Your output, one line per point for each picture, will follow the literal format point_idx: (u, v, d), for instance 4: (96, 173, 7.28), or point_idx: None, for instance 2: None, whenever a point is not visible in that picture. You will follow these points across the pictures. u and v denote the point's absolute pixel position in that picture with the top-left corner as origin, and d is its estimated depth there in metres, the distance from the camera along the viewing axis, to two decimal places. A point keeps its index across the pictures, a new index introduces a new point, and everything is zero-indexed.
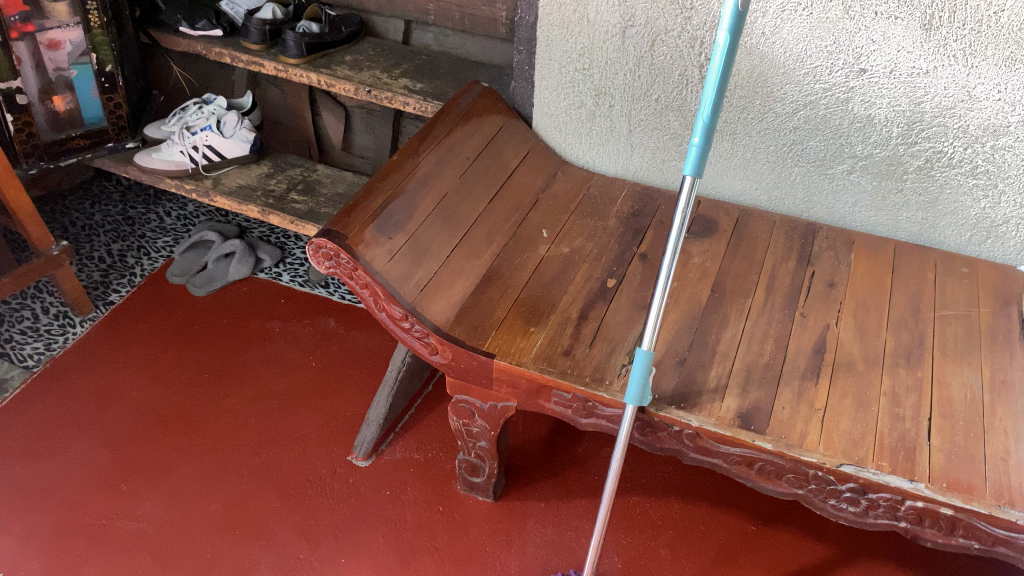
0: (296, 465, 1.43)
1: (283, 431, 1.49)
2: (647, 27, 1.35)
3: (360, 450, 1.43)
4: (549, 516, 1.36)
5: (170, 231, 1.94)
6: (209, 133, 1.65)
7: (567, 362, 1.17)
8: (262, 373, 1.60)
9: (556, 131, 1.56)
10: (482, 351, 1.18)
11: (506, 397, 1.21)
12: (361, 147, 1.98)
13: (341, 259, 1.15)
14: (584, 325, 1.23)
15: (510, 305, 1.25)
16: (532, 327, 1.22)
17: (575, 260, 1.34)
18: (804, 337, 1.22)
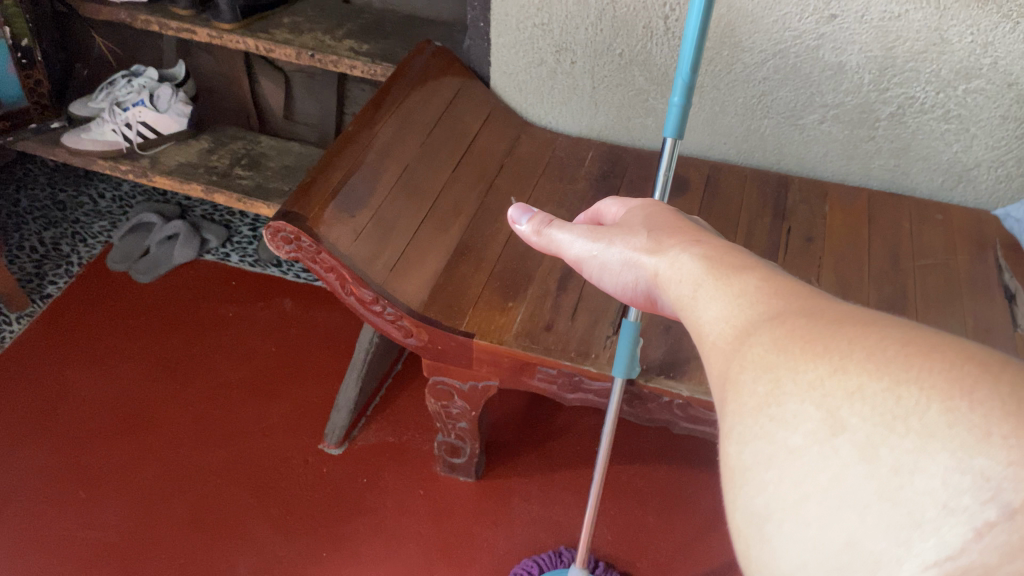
0: (266, 457, 1.36)
1: (249, 422, 1.41)
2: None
3: (331, 437, 1.37)
4: (535, 491, 1.32)
5: (106, 214, 1.82)
6: (142, 108, 1.53)
7: (549, 336, 1.12)
8: (220, 362, 1.51)
9: (515, 91, 1.49)
10: (459, 330, 1.12)
11: (487, 377, 1.16)
12: (304, 114, 1.87)
13: (302, 243, 1.09)
14: (563, 296, 1.18)
15: (484, 280, 1.19)
16: (510, 302, 1.17)
17: None
18: None
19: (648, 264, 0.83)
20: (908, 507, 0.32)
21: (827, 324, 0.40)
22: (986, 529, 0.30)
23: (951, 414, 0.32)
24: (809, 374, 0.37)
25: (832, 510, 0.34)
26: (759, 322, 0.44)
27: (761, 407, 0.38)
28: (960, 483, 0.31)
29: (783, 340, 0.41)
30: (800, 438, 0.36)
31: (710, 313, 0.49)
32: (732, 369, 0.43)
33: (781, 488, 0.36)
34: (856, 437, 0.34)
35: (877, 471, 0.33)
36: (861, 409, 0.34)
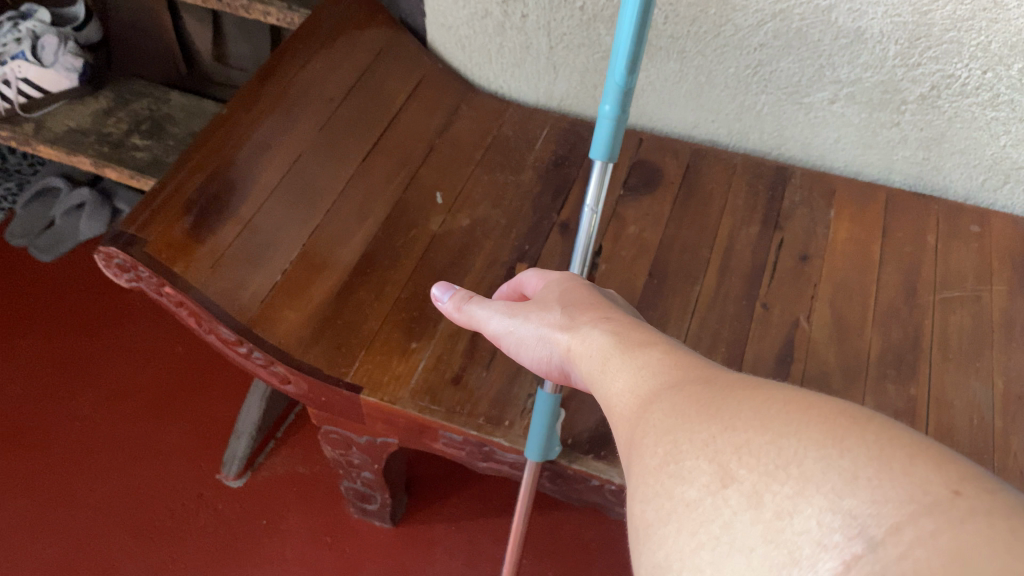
0: (154, 489, 1.17)
1: (140, 442, 1.22)
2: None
3: (229, 467, 1.17)
4: (461, 543, 1.12)
5: (14, 175, 1.59)
6: (23, 63, 1.27)
7: (455, 392, 0.89)
8: (116, 364, 1.31)
9: (458, 49, 1.21)
10: (345, 382, 0.89)
11: (384, 434, 0.94)
12: (237, 58, 1.60)
13: (142, 274, 0.87)
14: (482, 335, 0.94)
15: (386, 310, 0.96)
16: (413, 343, 0.93)
17: (477, 237, 1.04)
18: (766, 340, 0.94)
19: (566, 342, 0.61)
20: (785, 547, 0.30)
21: (709, 393, 0.40)
22: (855, 562, 0.28)
23: (825, 461, 0.31)
24: (704, 431, 0.37)
25: (716, 558, 0.32)
26: (660, 390, 0.44)
27: (662, 466, 0.37)
28: (835, 523, 0.29)
29: (674, 411, 0.40)
30: (694, 492, 0.34)
31: (618, 382, 0.49)
32: (637, 441, 0.41)
33: (682, 546, 0.33)
34: (741, 487, 0.33)
35: (756, 516, 0.31)
36: (746, 461, 0.34)
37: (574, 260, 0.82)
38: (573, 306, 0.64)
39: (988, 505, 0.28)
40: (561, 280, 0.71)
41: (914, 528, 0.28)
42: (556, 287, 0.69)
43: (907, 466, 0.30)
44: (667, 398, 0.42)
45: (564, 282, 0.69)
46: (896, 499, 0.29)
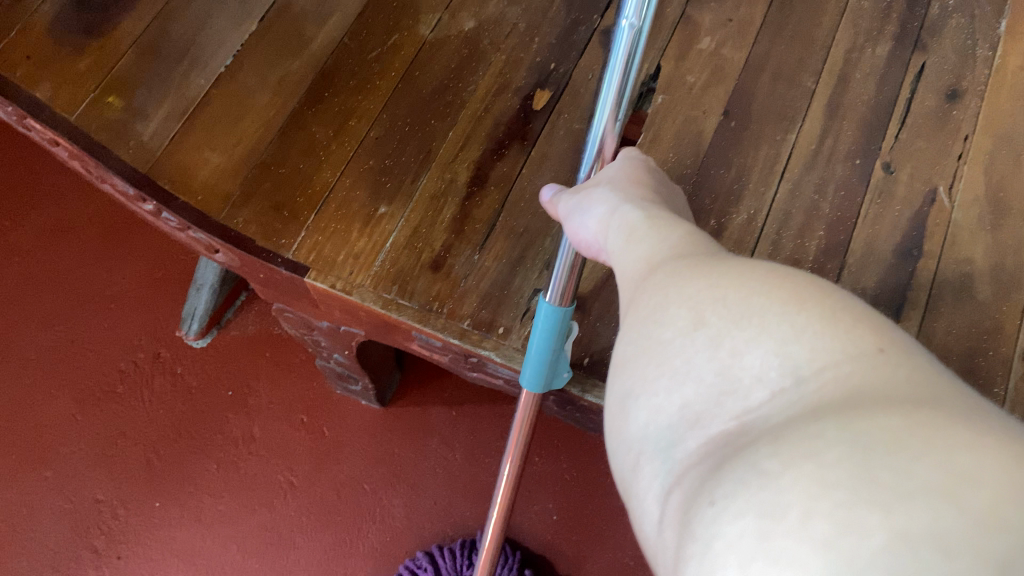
0: (103, 345, 0.97)
1: (88, 284, 1.01)
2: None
3: (189, 326, 0.96)
4: (462, 432, 0.93)
5: None
6: None
7: (433, 282, 0.64)
8: (56, 180, 1.06)
9: None
10: (285, 259, 0.64)
11: (346, 322, 0.70)
12: None
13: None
14: (478, 200, 0.67)
15: (348, 154, 0.69)
16: (382, 206, 0.67)
17: (483, 47, 0.74)
18: (885, 224, 0.65)
19: (606, 220, 0.41)
20: (726, 379, 0.26)
21: (716, 260, 0.31)
22: (778, 394, 0.24)
23: (784, 316, 0.26)
24: (696, 285, 0.29)
25: (671, 384, 0.27)
26: (666, 252, 0.34)
27: (646, 314, 0.30)
28: (775, 362, 0.25)
29: (673, 275, 0.31)
30: (668, 335, 0.29)
31: (632, 254, 0.36)
32: (628, 308, 0.32)
33: (641, 376, 0.29)
34: (708, 332, 0.27)
35: (715, 355, 0.27)
36: (719, 308, 0.28)
37: (600, 101, 0.51)
38: (636, 189, 0.43)
39: (910, 369, 0.24)
40: (648, 165, 0.49)
41: (836, 370, 0.24)
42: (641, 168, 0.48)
43: (848, 326, 0.25)
44: (672, 270, 0.31)
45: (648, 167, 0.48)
46: (829, 347, 0.25)
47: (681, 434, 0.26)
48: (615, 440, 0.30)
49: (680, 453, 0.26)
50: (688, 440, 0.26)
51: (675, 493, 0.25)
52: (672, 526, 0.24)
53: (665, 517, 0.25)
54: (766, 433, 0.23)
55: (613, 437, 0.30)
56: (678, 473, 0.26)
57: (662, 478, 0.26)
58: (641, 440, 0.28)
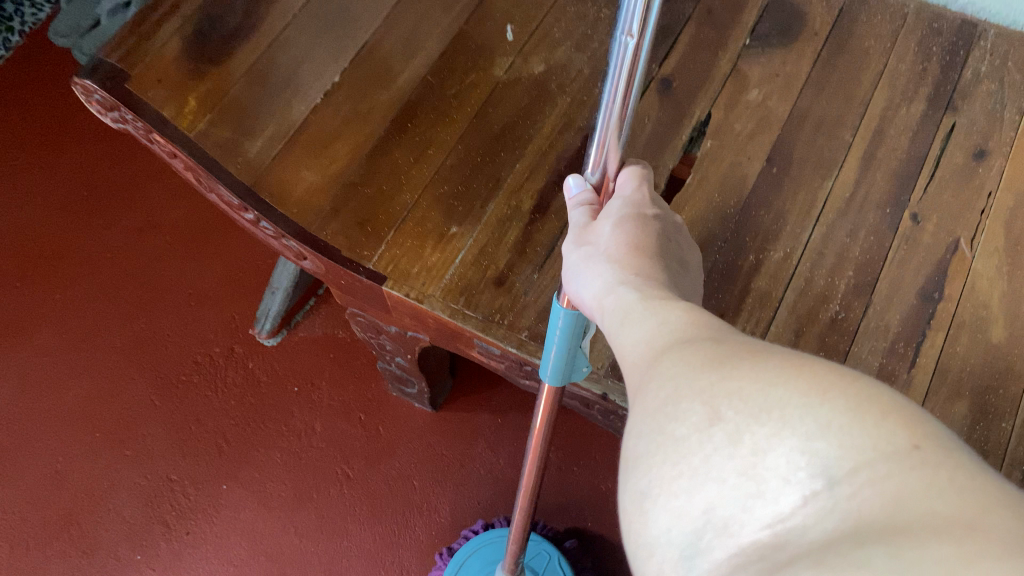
0: (184, 338, 1.07)
1: (173, 282, 1.10)
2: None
3: (262, 326, 1.05)
4: (506, 440, 1.00)
5: None
6: None
7: (496, 296, 0.72)
8: (151, 187, 1.17)
9: None
10: (367, 269, 0.73)
11: (413, 329, 0.78)
12: None
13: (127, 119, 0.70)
14: (540, 225, 0.75)
15: (426, 179, 0.77)
16: (454, 227, 0.75)
17: (551, 89, 0.82)
18: (910, 268, 0.71)
19: (605, 292, 0.40)
20: (750, 478, 0.24)
21: (719, 348, 0.29)
22: (813, 499, 0.23)
23: (806, 408, 0.25)
24: (705, 376, 0.28)
25: (689, 488, 0.25)
26: (669, 339, 0.32)
27: (656, 408, 0.28)
28: (803, 462, 0.24)
29: (681, 363, 0.29)
30: (682, 430, 0.27)
31: (632, 334, 0.34)
32: (635, 397, 0.31)
33: (659, 478, 0.27)
34: (727, 429, 0.25)
35: (740, 457, 0.25)
36: (735, 403, 0.26)
37: (599, 115, 0.44)
38: (638, 249, 0.42)
39: (950, 466, 0.23)
40: (649, 196, 0.46)
41: (870, 471, 0.23)
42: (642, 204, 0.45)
43: (878, 420, 0.24)
44: (673, 363, 0.30)
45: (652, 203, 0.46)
46: (859, 446, 0.23)
47: (704, 543, 0.24)
48: (631, 538, 0.27)
49: (704, 566, 0.24)
50: (715, 552, 0.24)
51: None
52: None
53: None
54: (808, 554, 0.22)
55: (625, 535, 0.28)
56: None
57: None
58: (657, 547, 0.26)
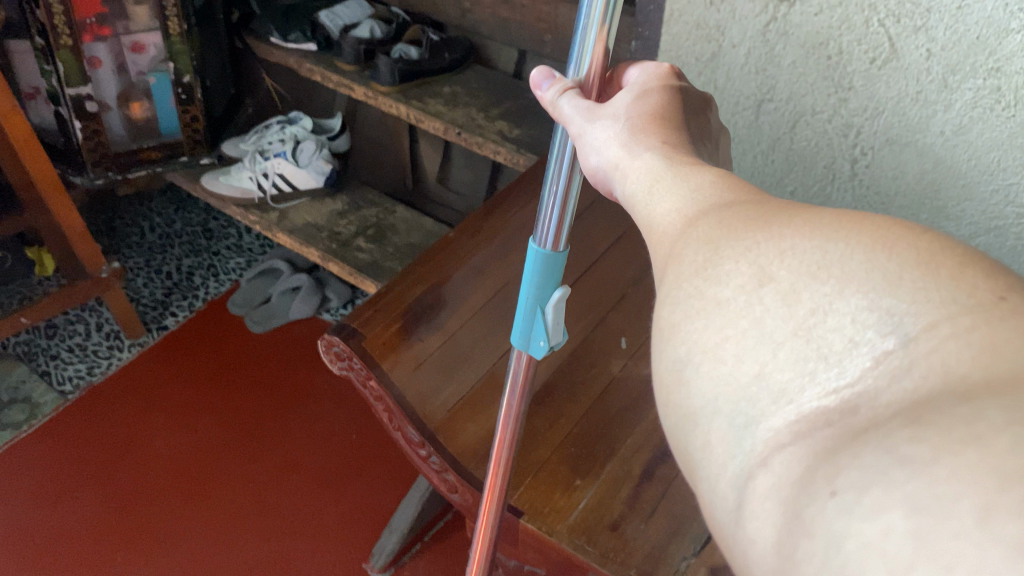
0: (306, 563, 1.24)
1: (304, 516, 1.31)
2: (781, 33, 0.99)
3: (377, 559, 1.22)
4: None
5: (246, 251, 1.82)
6: (281, 160, 1.48)
7: (609, 538, 0.90)
8: (294, 439, 1.43)
9: None
10: (508, 503, 0.93)
11: (533, 562, 0.97)
12: (457, 181, 1.75)
13: (354, 365, 0.96)
14: (645, 487, 0.95)
15: (557, 444, 1.00)
16: (577, 481, 0.96)
17: (655, 387, 1.07)
18: None
19: (625, 177, 0.44)
20: (814, 343, 0.26)
21: (751, 216, 0.32)
22: (884, 358, 0.25)
23: (870, 262, 0.27)
24: (748, 238, 0.31)
25: (739, 354, 0.28)
26: (704, 206, 0.35)
27: (696, 270, 0.31)
28: (868, 320, 0.26)
29: (717, 225, 0.33)
30: (729, 293, 0.29)
31: (663, 201, 0.38)
32: (664, 267, 0.34)
33: (700, 346, 0.29)
34: (779, 287, 0.28)
35: (795, 314, 0.27)
36: (789, 262, 0.29)
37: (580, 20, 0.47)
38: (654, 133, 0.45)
39: None
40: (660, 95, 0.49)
41: (950, 325, 0.24)
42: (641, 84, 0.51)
43: (954, 271, 0.26)
44: (713, 224, 0.33)
45: (659, 86, 0.50)
46: (930, 300, 0.25)
47: (760, 413, 0.27)
48: (671, 416, 0.30)
49: (760, 436, 0.26)
50: (773, 419, 0.26)
51: (762, 477, 0.26)
52: (761, 503, 0.26)
53: (753, 494, 0.26)
54: (893, 416, 0.24)
55: (665, 415, 0.30)
56: (762, 453, 0.26)
57: (740, 459, 0.27)
58: (709, 416, 0.28)
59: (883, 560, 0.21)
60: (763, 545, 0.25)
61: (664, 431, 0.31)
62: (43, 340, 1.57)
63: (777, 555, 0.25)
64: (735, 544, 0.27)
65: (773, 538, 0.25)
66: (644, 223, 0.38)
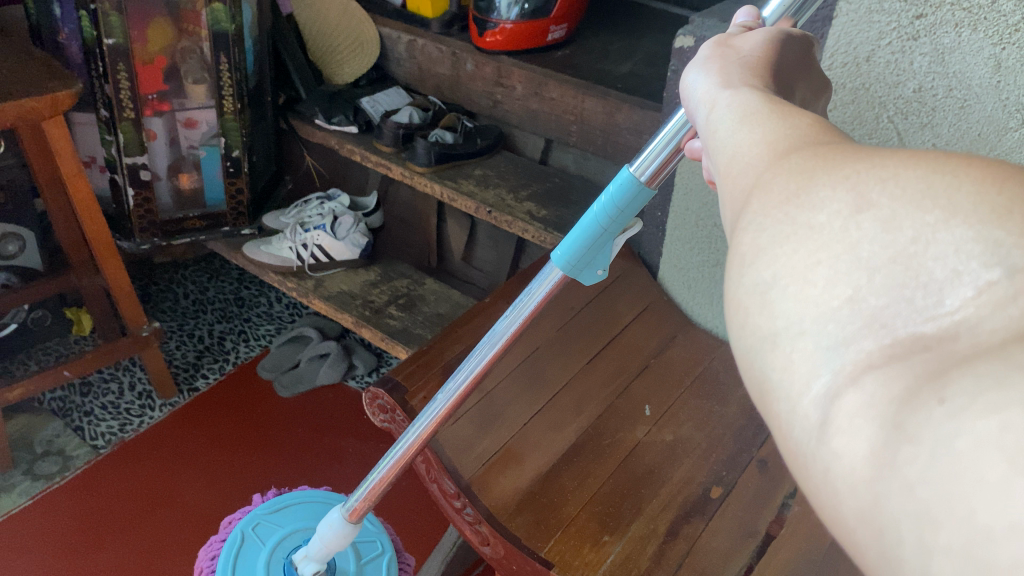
0: None
1: None
2: None
3: None
4: None
5: (275, 319, 1.90)
6: (321, 232, 1.58)
7: None
8: None
9: (684, 288, 1.38)
10: (538, 555, 0.93)
11: None
12: (481, 260, 1.83)
13: (397, 416, 1.01)
14: (672, 544, 0.97)
15: (585, 502, 1.01)
16: (607, 535, 0.97)
17: (679, 452, 1.11)
18: None
19: (710, 113, 0.44)
20: (912, 269, 0.28)
21: (842, 149, 0.33)
22: (987, 289, 0.26)
23: (978, 193, 0.28)
24: (848, 167, 0.31)
25: (830, 279, 0.29)
26: (797, 143, 0.36)
27: (787, 197, 0.32)
28: (973, 251, 0.27)
29: (808, 159, 0.33)
30: (823, 219, 0.30)
31: (750, 136, 0.38)
32: (750, 192, 0.35)
33: (788, 270, 0.30)
34: (879, 214, 0.29)
35: (895, 242, 0.28)
36: (890, 189, 0.29)
37: None
38: (755, 82, 0.45)
39: None
40: (769, 56, 0.49)
41: None
42: (756, 37, 0.51)
43: None
44: (800, 158, 0.34)
45: (773, 48, 0.50)
46: None
47: (852, 337, 0.28)
48: (751, 330, 0.31)
49: (850, 355, 0.28)
50: (862, 342, 0.28)
51: (850, 394, 0.28)
52: (847, 419, 0.27)
53: (839, 413, 0.28)
54: (996, 344, 0.25)
55: (741, 329, 0.32)
56: (850, 372, 0.28)
57: (827, 377, 0.28)
58: (795, 336, 0.30)
59: (998, 454, 0.23)
60: (854, 461, 0.27)
61: (732, 339, 0.33)
62: (77, 397, 1.63)
63: (871, 468, 0.26)
64: (813, 464, 0.29)
65: (867, 452, 0.27)
66: (722, 162, 0.39)
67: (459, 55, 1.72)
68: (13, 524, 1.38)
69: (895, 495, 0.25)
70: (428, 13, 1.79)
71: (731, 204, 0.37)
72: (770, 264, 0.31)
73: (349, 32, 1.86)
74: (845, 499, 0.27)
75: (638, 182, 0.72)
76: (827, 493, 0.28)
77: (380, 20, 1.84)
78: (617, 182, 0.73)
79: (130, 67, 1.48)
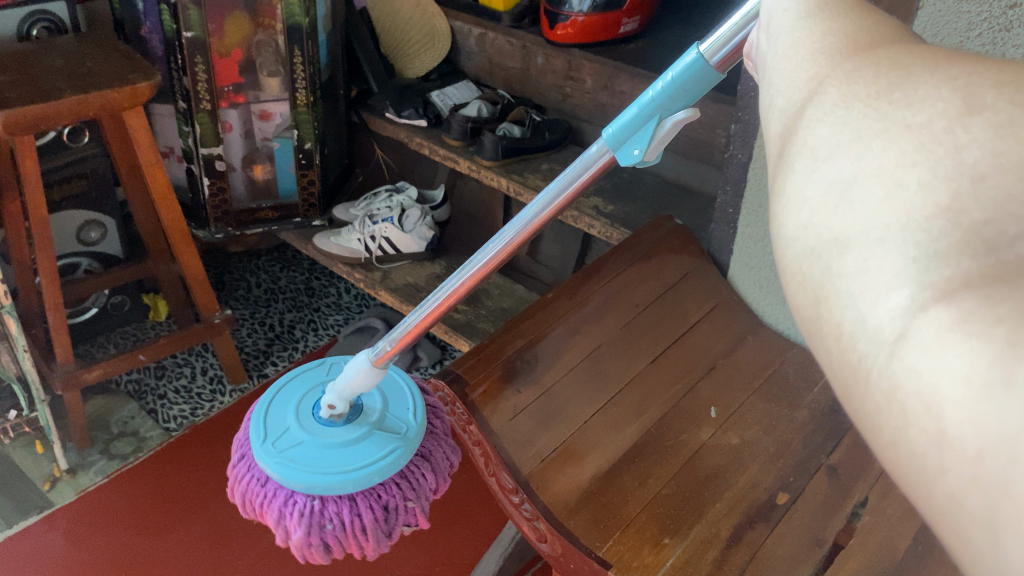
0: None
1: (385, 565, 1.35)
2: None
3: None
4: None
5: (344, 309, 1.93)
6: (389, 225, 1.60)
7: None
8: None
9: (756, 288, 1.34)
10: (597, 555, 0.91)
11: None
12: (546, 255, 1.81)
13: (456, 409, 1.01)
14: (734, 550, 0.93)
15: (645, 502, 0.98)
16: (666, 538, 0.94)
17: (744, 457, 1.07)
18: None
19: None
20: None
21: (924, 53, 0.37)
22: None
23: None
24: (950, 70, 0.35)
25: (924, 183, 0.32)
26: (874, 41, 0.40)
27: (883, 92, 0.36)
28: None
29: (893, 57, 0.38)
30: (923, 118, 0.34)
31: (825, 29, 0.43)
32: (833, 84, 0.38)
33: (875, 171, 0.34)
34: (993, 117, 0.32)
35: (1012, 149, 0.31)
36: (999, 95, 0.33)
37: None
38: None
39: None
40: None
41: None
42: None
43: None
44: (886, 53, 0.38)
45: None
46: None
47: (941, 250, 0.30)
48: (827, 223, 0.34)
49: (941, 272, 0.30)
50: (960, 260, 0.30)
51: (941, 309, 0.29)
52: (936, 334, 0.29)
53: (922, 325, 0.29)
54: None
55: (808, 229, 0.35)
56: (942, 289, 0.29)
57: (915, 290, 0.30)
58: (880, 236, 0.32)
59: None
60: (949, 379, 0.28)
61: (791, 230, 0.37)
62: (152, 380, 1.69)
63: (969, 386, 0.27)
64: (878, 381, 0.31)
65: (964, 369, 0.27)
66: (789, 41, 0.44)
67: (529, 48, 1.72)
68: (90, 500, 1.44)
69: (1012, 408, 0.26)
70: (499, 7, 1.78)
71: (792, 89, 0.41)
72: (861, 163, 0.34)
73: (422, 26, 1.87)
74: (928, 421, 0.29)
75: (709, 69, 0.67)
76: (898, 412, 0.30)
77: (452, 14, 1.85)
78: (686, 69, 0.67)
79: (207, 59, 1.52)
